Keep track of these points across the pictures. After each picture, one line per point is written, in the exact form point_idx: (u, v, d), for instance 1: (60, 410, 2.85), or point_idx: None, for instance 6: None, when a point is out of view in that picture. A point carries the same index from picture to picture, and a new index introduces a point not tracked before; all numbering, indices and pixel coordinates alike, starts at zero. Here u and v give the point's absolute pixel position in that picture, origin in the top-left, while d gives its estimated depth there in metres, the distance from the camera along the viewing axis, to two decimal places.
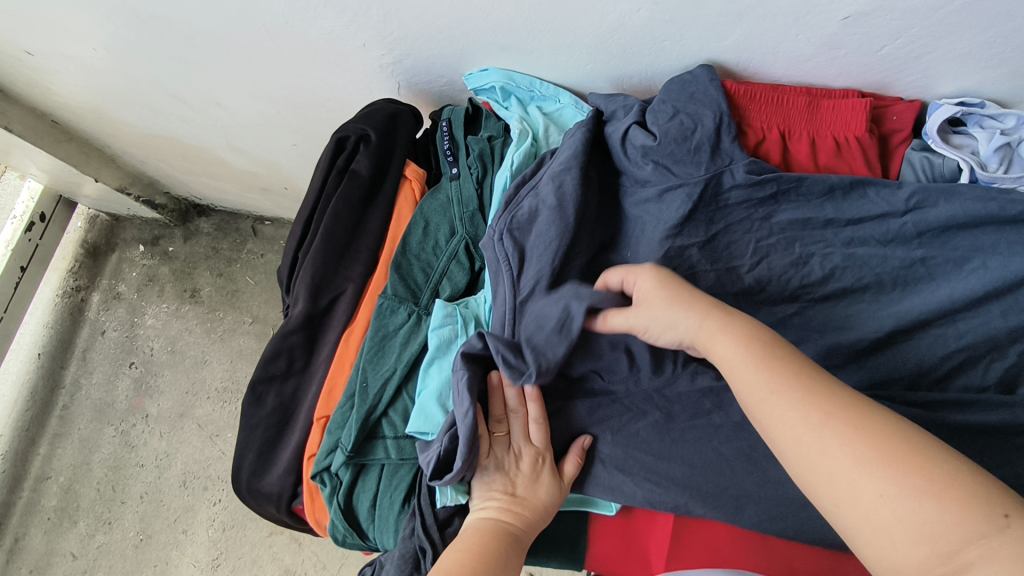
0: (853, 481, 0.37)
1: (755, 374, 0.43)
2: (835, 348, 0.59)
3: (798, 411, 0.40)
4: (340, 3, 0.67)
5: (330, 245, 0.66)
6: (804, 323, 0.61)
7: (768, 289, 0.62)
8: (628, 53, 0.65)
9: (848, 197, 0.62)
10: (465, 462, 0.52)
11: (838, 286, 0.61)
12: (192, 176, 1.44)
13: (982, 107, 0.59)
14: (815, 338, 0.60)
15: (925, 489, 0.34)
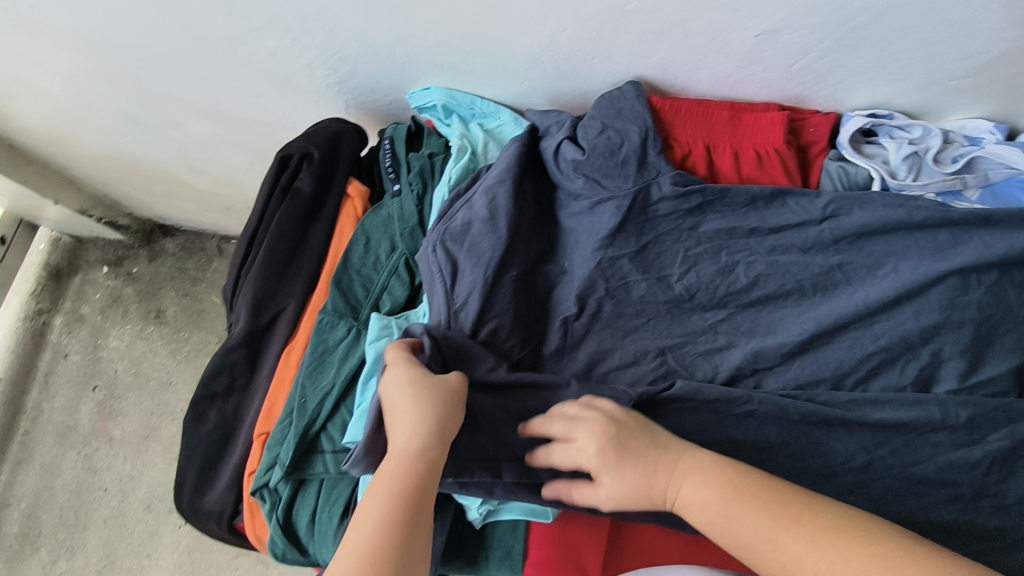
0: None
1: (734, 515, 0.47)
2: (761, 353, 0.63)
3: (773, 536, 0.45)
4: (278, 26, 0.68)
5: (271, 262, 0.66)
6: (732, 329, 0.65)
7: (696, 298, 0.65)
8: (560, 71, 0.67)
9: (769, 207, 0.64)
10: (370, 438, 0.54)
11: (762, 292, 0.64)
12: (154, 197, 1.44)
13: (890, 118, 0.62)
14: (742, 343, 0.64)
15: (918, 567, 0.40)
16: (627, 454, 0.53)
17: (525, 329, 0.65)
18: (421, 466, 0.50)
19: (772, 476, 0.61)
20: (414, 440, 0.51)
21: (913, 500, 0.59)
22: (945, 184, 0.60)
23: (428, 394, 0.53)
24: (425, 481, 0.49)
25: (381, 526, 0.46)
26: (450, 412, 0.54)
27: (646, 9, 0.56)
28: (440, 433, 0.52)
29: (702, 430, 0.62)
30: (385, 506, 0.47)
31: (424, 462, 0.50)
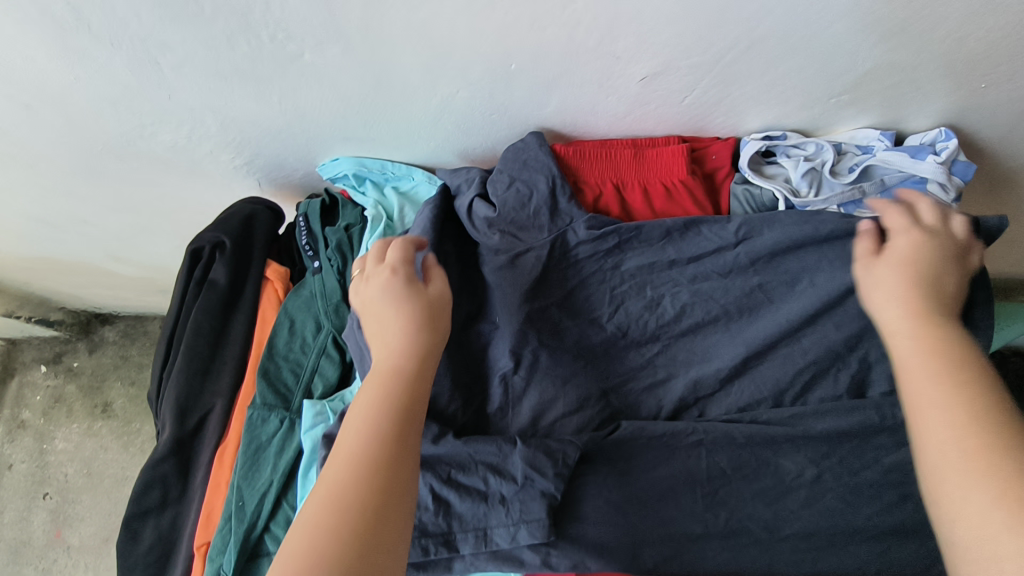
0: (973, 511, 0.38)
1: (929, 381, 0.44)
2: (700, 380, 0.64)
3: (946, 411, 0.42)
4: (174, 119, 0.67)
5: (192, 361, 0.64)
6: (669, 361, 0.65)
7: (629, 335, 0.65)
8: (463, 129, 0.68)
9: (686, 236, 0.65)
10: None
11: (691, 321, 0.64)
12: (84, 289, 1.38)
13: (784, 139, 0.65)
14: (681, 373, 0.64)
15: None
16: (913, 263, 0.52)
17: (469, 388, 0.64)
18: (405, 420, 0.46)
19: (728, 502, 0.60)
20: (389, 376, 0.48)
21: (866, 506, 0.60)
22: (844, 196, 0.62)
23: (411, 311, 0.51)
24: (410, 437, 0.45)
25: (358, 452, 0.43)
26: (435, 329, 0.52)
27: (531, 66, 0.57)
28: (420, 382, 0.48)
29: (657, 464, 0.62)
30: (361, 439, 0.44)
31: (408, 414, 0.46)
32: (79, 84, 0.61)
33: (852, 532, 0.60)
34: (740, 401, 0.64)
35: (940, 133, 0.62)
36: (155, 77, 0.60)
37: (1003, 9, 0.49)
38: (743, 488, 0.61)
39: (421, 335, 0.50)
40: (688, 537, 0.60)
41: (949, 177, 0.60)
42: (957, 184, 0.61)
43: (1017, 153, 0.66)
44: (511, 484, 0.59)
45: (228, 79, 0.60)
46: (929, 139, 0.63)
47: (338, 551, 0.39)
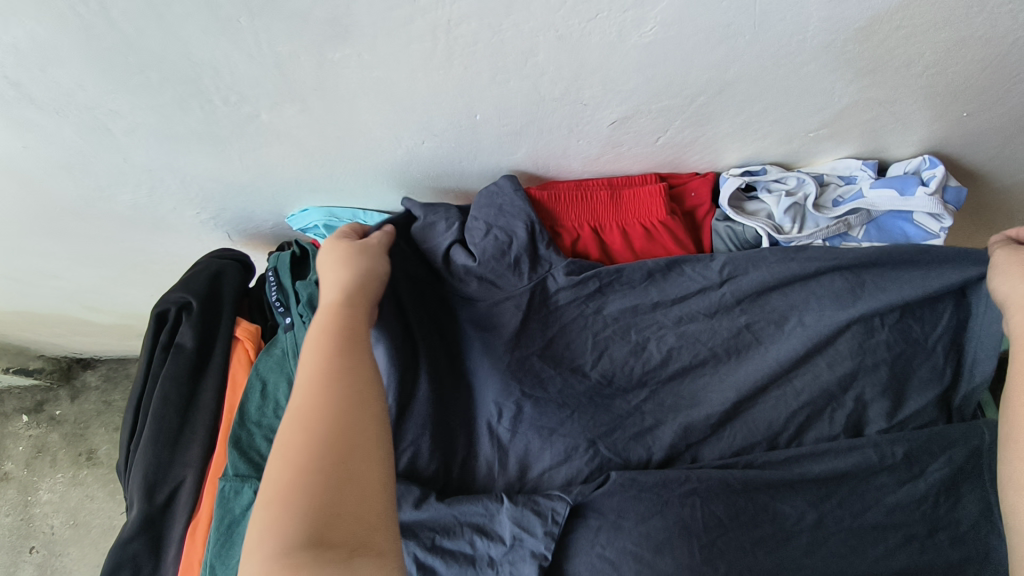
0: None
1: None
2: (690, 426, 0.60)
3: None
4: (131, 179, 0.64)
5: (160, 432, 0.61)
6: (656, 406, 0.61)
7: (615, 382, 0.62)
8: (433, 175, 0.66)
9: (669, 276, 0.62)
10: None
11: (678, 365, 0.61)
12: (62, 337, 1.34)
13: (765, 173, 0.63)
14: (670, 419, 0.61)
15: None
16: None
17: (447, 442, 0.61)
18: (341, 375, 0.47)
19: (726, 554, 0.56)
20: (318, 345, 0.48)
21: (871, 549, 0.57)
22: (829, 231, 0.60)
23: (339, 286, 0.54)
24: (354, 384, 0.46)
25: (313, 404, 0.44)
26: (361, 297, 0.54)
27: (496, 116, 0.55)
28: (353, 338, 0.50)
29: (650, 516, 0.57)
30: (305, 398, 0.45)
31: (343, 370, 0.47)
32: (27, 151, 0.59)
33: None
34: (732, 446, 0.60)
35: (923, 161, 0.60)
36: (106, 141, 0.57)
37: (980, 44, 0.48)
38: (742, 537, 0.57)
39: (347, 302, 0.53)
40: None
41: (942, 207, 0.57)
42: (951, 212, 0.58)
43: (1001, 177, 0.65)
44: (500, 545, 0.56)
45: (183, 140, 0.57)
46: (913, 168, 0.61)
47: (307, 498, 0.40)
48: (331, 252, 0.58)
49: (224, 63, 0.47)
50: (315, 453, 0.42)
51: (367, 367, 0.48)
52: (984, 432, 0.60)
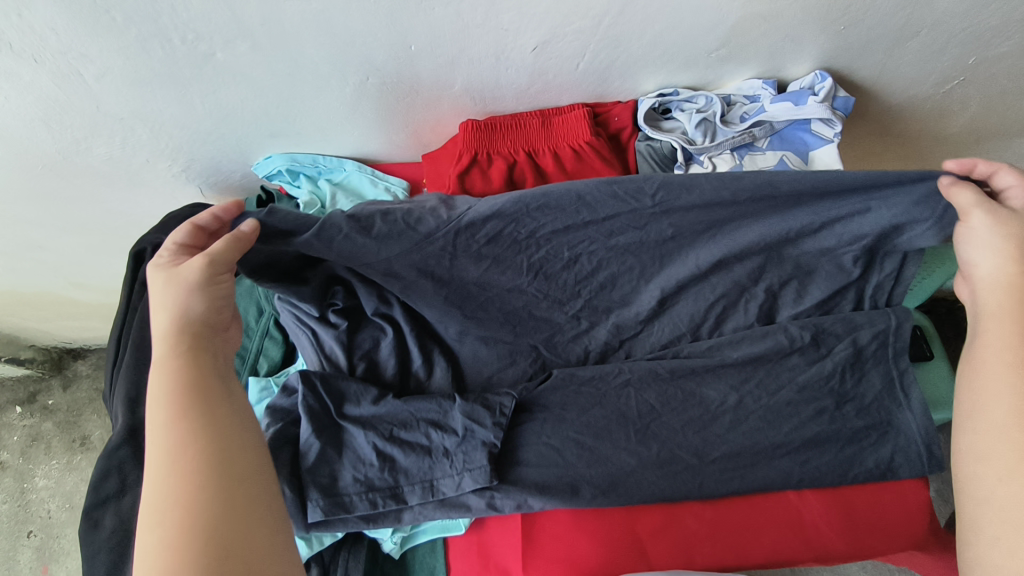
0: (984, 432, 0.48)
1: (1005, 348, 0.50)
2: (621, 325, 0.69)
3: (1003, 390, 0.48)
4: (105, 131, 0.71)
5: (140, 354, 0.68)
6: (593, 311, 0.69)
7: (550, 295, 0.68)
8: (381, 114, 0.72)
9: (599, 199, 0.62)
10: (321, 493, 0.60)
11: (606, 273, 0.67)
12: (50, 323, 1.37)
13: (676, 95, 0.70)
14: (604, 320, 0.69)
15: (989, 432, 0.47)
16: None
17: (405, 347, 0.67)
18: (187, 448, 0.44)
19: (659, 435, 0.65)
20: (163, 418, 0.46)
21: (786, 423, 0.65)
22: (736, 141, 0.67)
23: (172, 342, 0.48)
24: (204, 452, 0.45)
25: (169, 491, 0.43)
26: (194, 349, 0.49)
27: (429, 46, 0.62)
28: (187, 404, 0.46)
29: (590, 408, 0.66)
30: (158, 488, 0.43)
31: (181, 440, 0.45)
32: (7, 104, 0.65)
33: (773, 448, 0.65)
34: (661, 340, 0.69)
35: (815, 76, 0.67)
36: (81, 88, 0.64)
37: None
38: (673, 420, 0.66)
39: (178, 364, 0.48)
40: (624, 470, 0.64)
41: (831, 113, 0.64)
42: (841, 117, 0.65)
43: (892, 91, 0.72)
44: (453, 437, 0.63)
45: (150, 84, 0.64)
46: (807, 83, 0.68)
47: None
48: (158, 306, 0.49)
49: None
50: (179, 544, 0.41)
51: (211, 419, 0.46)
52: (891, 318, 0.67)
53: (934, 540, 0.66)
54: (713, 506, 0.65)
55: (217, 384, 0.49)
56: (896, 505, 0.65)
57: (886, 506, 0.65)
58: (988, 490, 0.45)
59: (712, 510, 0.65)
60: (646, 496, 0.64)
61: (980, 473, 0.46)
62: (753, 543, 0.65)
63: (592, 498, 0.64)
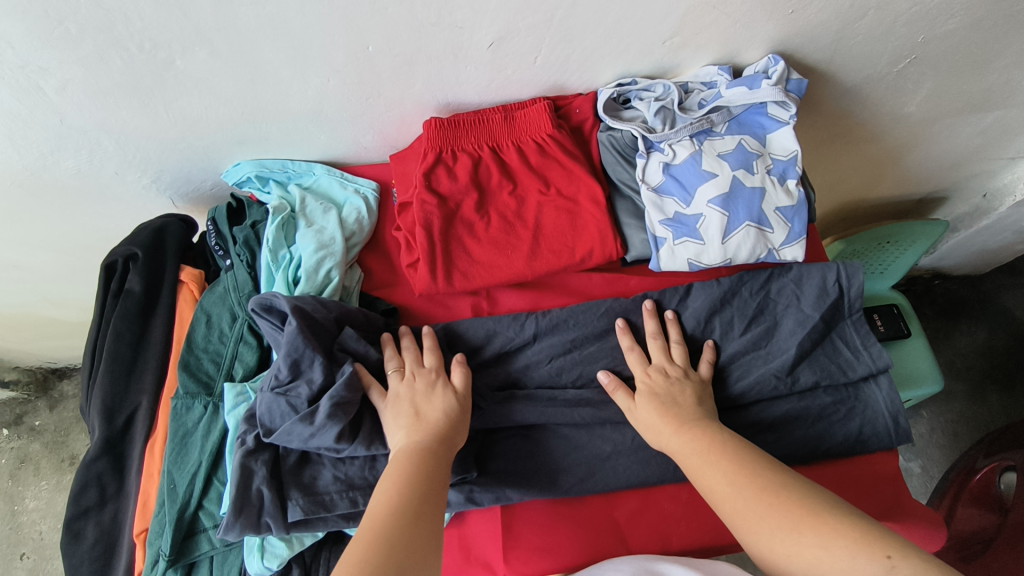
0: (770, 545, 0.47)
1: (710, 471, 0.54)
2: (589, 332, 0.69)
3: (734, 492, 0.51)
4: (71, 145, 0.71)
5: (115, 365, 0.68)
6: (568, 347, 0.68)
7: (535, 358, 0.68)
8: (346, 117, 0.73)
9: (559, 411, 0.65)
10: (304, 496, 0.59)
11: (590, 348, 0.68)
12: (30, 344, 1.35)
13: (634, 83, 0.71)
14: (572, 322, 0.69)
15: (776, 525, 0.47)
16: (661, 403, 0.61)
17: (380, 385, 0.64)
18: (415, 473, 0.53)
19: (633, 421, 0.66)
20: (402, 461, 0.54)
21: (758, 402, 0.67)
22: (693, 127, 0.68)
23: (404, 467, 0.53)
24: (424, 490, 0.52)
25: (409, 502, 0.50)
26: (431, 474, 0.53)
27: (386, 47, 0.63)
28: (419, 507, 0.50)
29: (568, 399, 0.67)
30: (397, 496, 0.51)
31: (390, 486, 0.52)
32: None
33: (750, 428, 0.66)
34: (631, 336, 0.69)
35: (768, 60, 0.69)
36: (42, 102, 0.64)
37: None
38: None
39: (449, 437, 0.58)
40: (600, 456, 0.65)
41: (785, 95, 0.66)
42: (794, 99, 0.67)
43: (845, 72, 0.74)
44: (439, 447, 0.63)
45: (112, 95, 0.64)
46: (762, 68, 0.69)
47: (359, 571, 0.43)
48: (397, 428, 0.59)
49: (133, 10, 0.55)
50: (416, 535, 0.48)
51: (404, 491, 0.51)
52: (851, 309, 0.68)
53: (903, 513, 0.66)
54: (687, 487, 0.66)
55: (428, 476, 0.53)
56: (852, 478, 0.66)
57: (853, 477, 0.66)
58: (809, 550, 0.45)
59: (687, 492, 0.66)
60: (622, 483, 0.65)
61: (758, 537, 0.48)
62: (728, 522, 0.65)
63: (571, 486, 0.65)
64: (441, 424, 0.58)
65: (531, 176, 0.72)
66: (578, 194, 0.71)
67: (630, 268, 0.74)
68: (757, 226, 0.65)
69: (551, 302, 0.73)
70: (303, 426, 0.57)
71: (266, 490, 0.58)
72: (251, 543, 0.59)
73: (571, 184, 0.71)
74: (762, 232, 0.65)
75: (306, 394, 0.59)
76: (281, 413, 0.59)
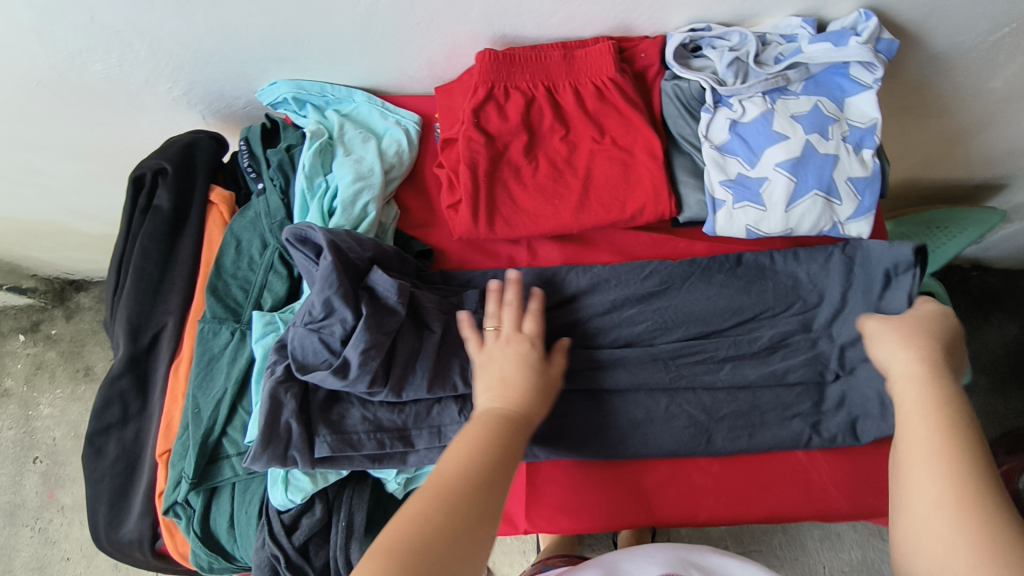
0: (936, 540, 0.41)
1: (926, 433, 0.47)
2: (630, 295, 0.66)
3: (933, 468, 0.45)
4: (101, 46, 0.67)
5: (141, 283, 0.66)
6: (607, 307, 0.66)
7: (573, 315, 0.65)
8: (393, 41, 0.68)
9: (591, 373, 0.63)
10: (331, 433, 0.58)
11: (631, 312, 0.65)
12: (50, 253, 1.30)
13: (708, 30, 0.65)
14: (615, 283, 0.67)
15: (954, 526, 0.41)
16: (918, 343, 0.55)
17: (411, 337, 0.61)
18: (494, 434, 0.50)
19: (669, 389, 0.64)
20: (484, 421, 0.52)
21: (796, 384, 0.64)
22: (767, 83, 0.63)
23: (482, 427, 0.51)
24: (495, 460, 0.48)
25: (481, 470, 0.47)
26: (512, 449, 0.50)
27: None
28: (487, 479, 0.47)
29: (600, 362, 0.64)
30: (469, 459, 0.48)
31: (469, 445, 0.49)
32: None
33: (783, 408, 0.64)
34: (673, 302, 0.66)
35: (858, 15, 0.62)
36: None
37: None
38: (690, 373, 0.64)
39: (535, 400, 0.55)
40: (631, 423, 0.63)
41: (874, 55, 0.60)
42: (883, 61, 0.61)
43: (934, 37, 0.68)
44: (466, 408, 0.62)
45: None
46: (850, 23, 0.63)
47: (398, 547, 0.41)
48: (485, 377, 0.56)
49: None
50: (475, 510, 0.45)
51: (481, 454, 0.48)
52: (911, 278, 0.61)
53: None
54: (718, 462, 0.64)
55: (508, 439, 0.50)
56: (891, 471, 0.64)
57: None
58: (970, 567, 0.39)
59: (718, 465, 0.64)
60: (650, 451, 0.63)
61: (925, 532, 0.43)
62: (757, 497, 0.64)
63: (598, 449, 0.63)
64: (526, 392, 0.55)
65: (586, 122, 0.67)
66: (634, 145, 0.67)
67: (680, 229, 0.71)
68: (825, 196, 0.61)
69: (592, 258, 0.70)
70: (337, 379, 0.56)
71: (295, 421, 0.57)
72: (273, 476, 0.58)
73: (627, 135, 0.67)
74: (829, 204, 0.61)
75: (340, 333, 0.57)
76: (314, 351, 0.57)
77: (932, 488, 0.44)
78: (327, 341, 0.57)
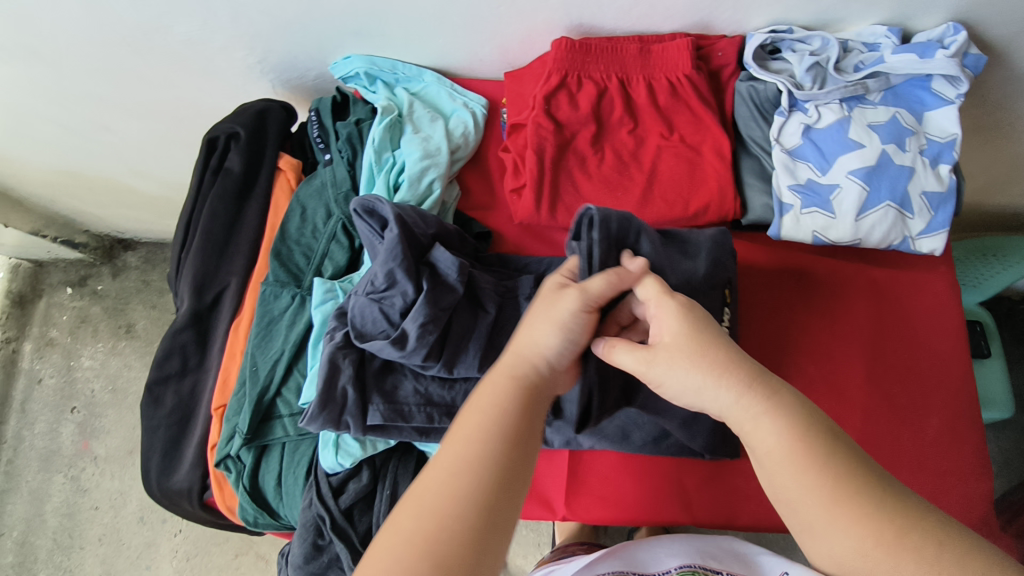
0: (820, 522, 0.42)
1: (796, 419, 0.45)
2: None
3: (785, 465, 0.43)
4: (187, 9, 0.68)
5: (209, 242, 0.68)
6: None
7: None
8: (471, 23, 0.69)
9: None
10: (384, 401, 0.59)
11: None
12: (108, 210, 1.26)
13: (790, 33, 0.65)
14: None
15: (832, 502, 0.42)
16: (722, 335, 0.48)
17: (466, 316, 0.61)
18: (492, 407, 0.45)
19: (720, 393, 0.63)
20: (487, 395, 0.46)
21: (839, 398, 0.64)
22: (846, 90, 0.62)
23: (508, 392, 0.46)
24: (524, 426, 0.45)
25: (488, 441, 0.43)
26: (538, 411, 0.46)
27: None
28: (515, 445, 0.44)
29: None
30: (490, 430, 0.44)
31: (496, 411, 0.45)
32: None
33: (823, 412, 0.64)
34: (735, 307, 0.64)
35: (946, 28, 0.62)
36: None
37: None
38: None
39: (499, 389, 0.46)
40: None
41: (960, 70, 0.60)
42: (969, 76, 0.60)
43: (1016, 58, 0.67)
44: None
45: None
46: (936, 36, 0.62)
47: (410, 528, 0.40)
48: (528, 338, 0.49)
49: None
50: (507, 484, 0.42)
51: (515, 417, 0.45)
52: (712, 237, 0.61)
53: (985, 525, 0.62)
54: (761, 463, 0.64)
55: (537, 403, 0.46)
56: (939, 495, 0.63)
57: (941, 488, 0.63)
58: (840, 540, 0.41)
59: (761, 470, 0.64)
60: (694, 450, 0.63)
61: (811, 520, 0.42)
62: None
63: (642, 443, 0.63)
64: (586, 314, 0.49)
65: (656, 117, 0.67)
66: (703, 144, 0.67)
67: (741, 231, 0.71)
68: (897, 208, 0.61)
69: None
70: (394, 350, 0.57)
71: (349, 386, 0.58)
72: (324, 441, 0.60)
73: (697, 133, 0.67)
74: (901, 216, 0.61)
75: (400, 306, 0.58)
76: (373, 321, 0.58)
77: (793, 482, 0.43)
78: (386, 312, 0.58)
